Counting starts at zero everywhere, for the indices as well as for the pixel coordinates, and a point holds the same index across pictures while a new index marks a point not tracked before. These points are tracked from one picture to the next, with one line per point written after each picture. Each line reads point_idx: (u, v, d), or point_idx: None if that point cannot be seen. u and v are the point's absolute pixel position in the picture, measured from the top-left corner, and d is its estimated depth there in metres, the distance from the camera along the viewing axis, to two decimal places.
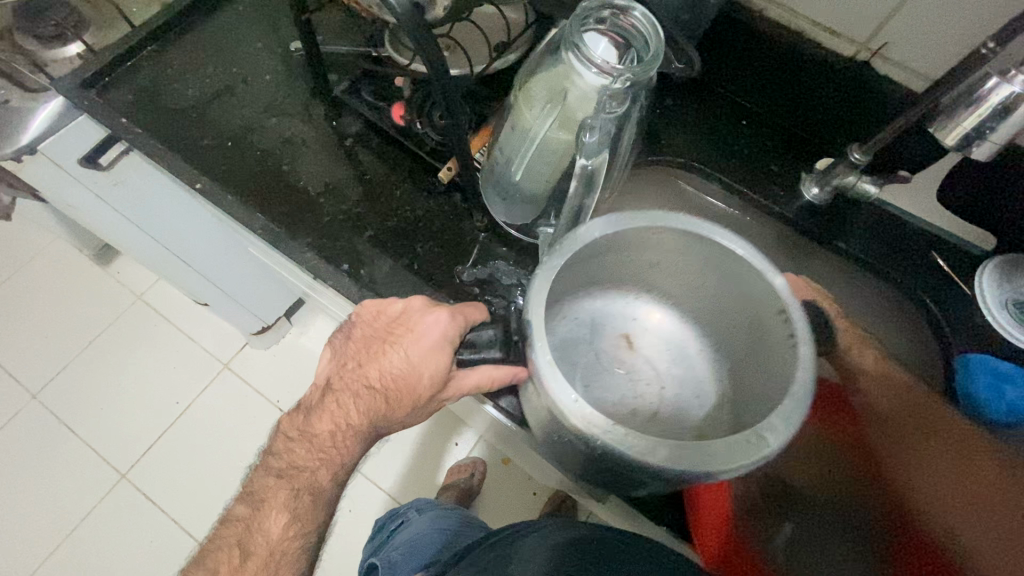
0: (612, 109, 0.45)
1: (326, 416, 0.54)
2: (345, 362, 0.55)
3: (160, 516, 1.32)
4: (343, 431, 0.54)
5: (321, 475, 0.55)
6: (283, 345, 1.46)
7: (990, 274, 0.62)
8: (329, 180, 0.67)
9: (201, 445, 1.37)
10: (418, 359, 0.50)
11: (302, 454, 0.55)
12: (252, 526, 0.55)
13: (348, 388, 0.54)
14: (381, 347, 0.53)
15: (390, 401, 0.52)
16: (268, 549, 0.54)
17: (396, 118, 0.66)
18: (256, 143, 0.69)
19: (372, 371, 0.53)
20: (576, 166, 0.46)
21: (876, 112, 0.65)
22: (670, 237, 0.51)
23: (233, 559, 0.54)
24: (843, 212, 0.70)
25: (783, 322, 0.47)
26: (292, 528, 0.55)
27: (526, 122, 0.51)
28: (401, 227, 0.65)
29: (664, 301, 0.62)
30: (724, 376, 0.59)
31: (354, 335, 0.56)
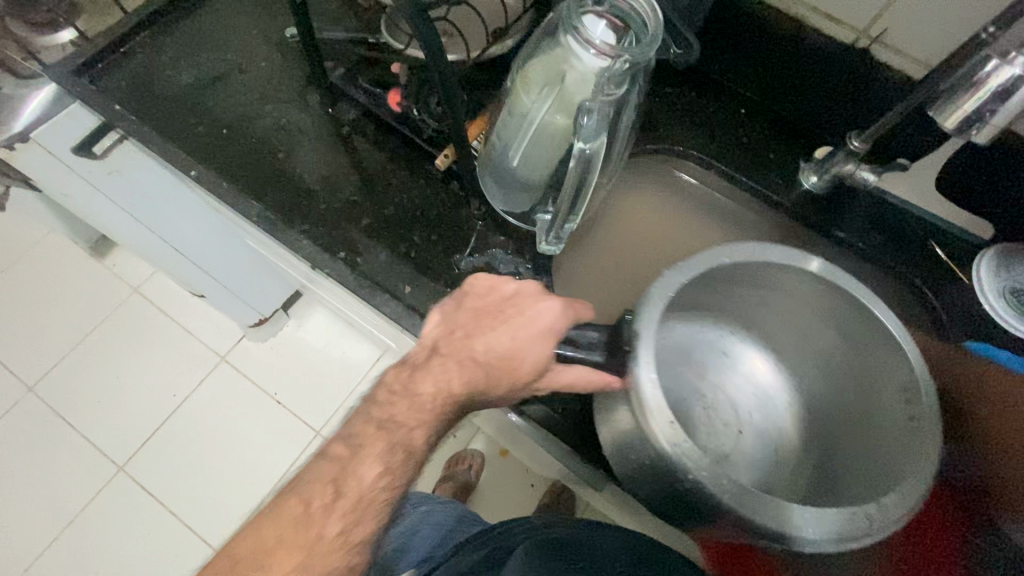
0: (610, 91, 0.45)
1: (427, 377, 0.48)
2: (454, 330, 0.51)
3: (158, 508, 1.32)
4: (444, 395, 0.48)
5: (418, 435, 0.47)
6: (281, 338, 1.46)
7: (987, 262, 0.61)
8: (325, 168, 0.67)
9: (200, 438, 1.37)
10: (524, 341, 0.48)
11: (400, 409, 0.47)
12: (342, 471, 0.45)
13: (452, 356, 0.49)
14: (492, 323, 0.51)
15: (489, 380, 0.48)
16: (359, 499, 0.44)
17: (393, 104, 0.66)
18: (253, 131, 0.68)
19: (479, 346, 0.50)
20: (574, 150, 0.45)
21: (874, 99, 0.65)
22: (796, 279, 0.54)
23: (300, 508, 0.44)
24: (841, 201, 0.70)
25: (907, 387, 0.50)
26: (392, 478, 0.46)
27: (523, 107, 0.50)
28: (399, 216, 0.65)
29: (766, 345, 0.65)
30: (817, 420, 0.62)
31: (465, 305, 0.52)
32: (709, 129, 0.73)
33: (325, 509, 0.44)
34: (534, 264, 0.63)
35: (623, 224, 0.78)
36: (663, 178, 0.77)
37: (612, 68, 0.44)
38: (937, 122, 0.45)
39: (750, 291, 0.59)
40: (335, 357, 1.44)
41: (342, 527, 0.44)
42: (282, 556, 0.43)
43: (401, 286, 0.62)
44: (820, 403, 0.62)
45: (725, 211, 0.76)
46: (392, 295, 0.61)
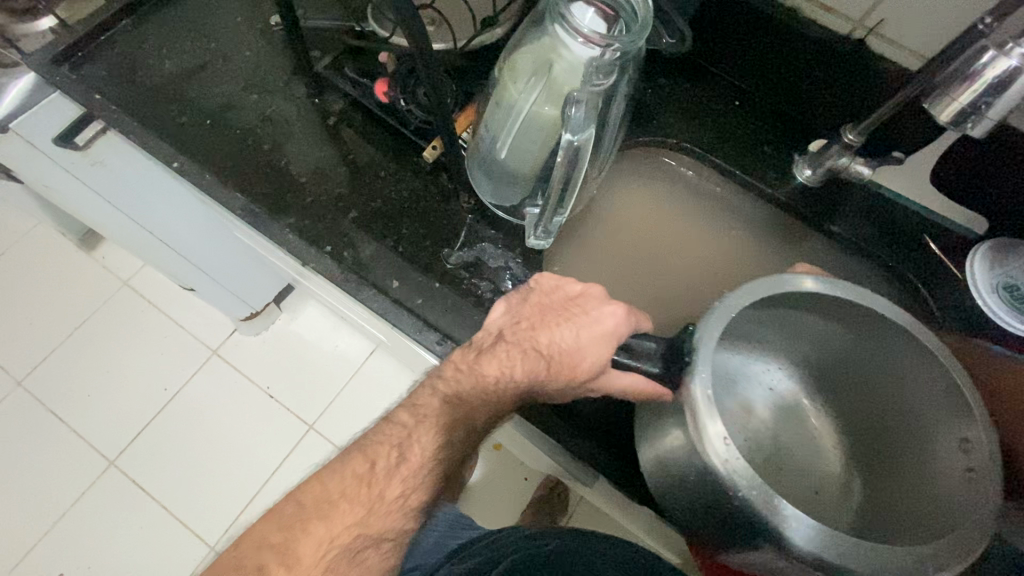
0: (599, 82, 0.44)
1: (491, 357, 0.50)
2: (520, 321, 0.52)
3: (150, 503, 1.31)
4: (506, 380, 0.50)
5: (481, 414, 0.50)
6: (272, 331, 1.45)
7: (980, 258, 0.61)
8: (312, 159, 0.66)
9: (192, 432, 1.36)
10: (587, 342, 0.48)
11: (465, 387, 0.50)
12: (405, 440, 0.50)
13: (517, 345, 0.50)
14: (554, 319, 0.51)
15: (548, 371, 0.49)
16: (416, 468, 0.50)
17: (380, 94, 0.64)
18: (237, 121, 0.67)
19: (542, 338, 0.50)
20: (562, 141, 0.44)
21: (868, 91, 0.64)
22: (853, 313, 0.52)
23: (361, 471, 0.50)
24: (834, 194, 0.69)
25: (966, 439, 0.49)
26: (445, 450, 0.50)
27: (511, 97, 0.49)
28: (387, 209, 0.64)
29: (810, 380, 0.64)
30: (858, 456, 0.61)
31: (530, 300, 0.53)
32: (702, 121, 0.72)
33: (386, 471, 0.50)
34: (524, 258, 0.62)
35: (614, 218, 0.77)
36: (655, 170, 0.76)
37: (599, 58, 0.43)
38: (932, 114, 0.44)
39: (801, 322, 0.57)
40: (328, 351, 1.43)
41: (398, 491, 0.50)
42: (344, 508, 0.49)
43: (389, 280, 0.61)
44: (860, 440, 0.61)
45: (717, 203, 0.76)
46: (378, 290, 0.60)
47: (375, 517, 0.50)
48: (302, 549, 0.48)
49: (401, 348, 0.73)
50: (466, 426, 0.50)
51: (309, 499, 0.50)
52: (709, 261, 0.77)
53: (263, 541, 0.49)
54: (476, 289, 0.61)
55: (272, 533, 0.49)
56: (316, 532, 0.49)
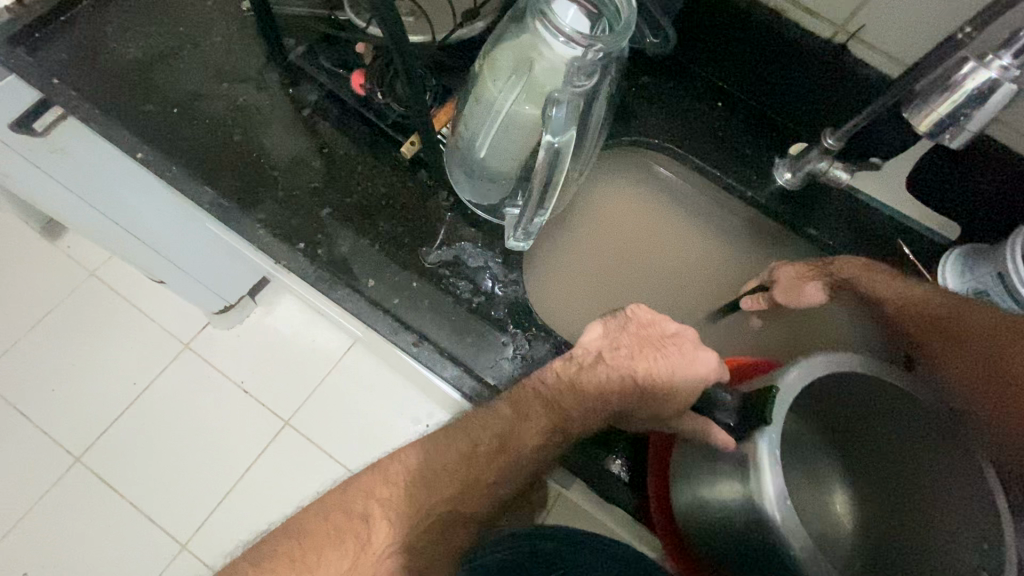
0: (580, 82, 0.43)
1: (592, 376, 0.50)
2: (618, 346, 0.51)
3: (117, 500, 1.28)
4: (603, 402, 0.50)
5: (577, 422, 0.51)
6: (247, 326, 1.41)
7: (953, 266, 0.63)
8: (285, 151, 0.63)
9: (162, 427, 1.33)
10: (682, 380, 0.48)
11: (567, 399, 0.50)
12: (509, 431, 0.50)
13: (613, 370, 0.50)
14: (654, 350, 0.51)
15: (639, 400, 0.49)
16: (515, 460, 0.50)
17: (357, 87, 0.62)
18: (205, 110, 0.64)
19: (641, 370, 0.50)
20: (542, 141, 0.43)
21: (850, 94, 0.64)
22: (892, 391, 0.48)
23: (467, 448, 0.50)
24: (814, 197, 0.69)
25: (983, 538, 0.43)
26: (543, 447, 0.50)
27: (490, 95, 0.48)
28: (363, 205, 0.62)
29: (832, 451, 0.60)
30: (874, 527, 0.56)
31: (630, 329, 0.52)
32: (685, 121, 0.71)
33: (487, 456, 0.50)
34: (504, 257, 0.61)
35: (592, 219, 0.79)
36: (636, 170, 0.77)
37: (581, 58, 0.42)
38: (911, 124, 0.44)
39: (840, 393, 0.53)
40: (305, 346, 1.40)
41: (495, 476, 0.50)
42: (446, 482, 0.50)
43: (365, 278, 0.59)
44: (880, 515, 0.56)
45: (697, 203, 0.77)
46: (353, 289, 0.59)
47: (471, 495, 0.50)
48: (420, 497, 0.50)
49: (378, 345, 0.72)
50: (565, 429, 0.51)
51: (412, 464, 0.51)
52: (681, 259, 0.80)
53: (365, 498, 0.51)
54: (454, 288, 0.60)
55: (364, 488, 0.51)
56: (419, 499, 0.50)
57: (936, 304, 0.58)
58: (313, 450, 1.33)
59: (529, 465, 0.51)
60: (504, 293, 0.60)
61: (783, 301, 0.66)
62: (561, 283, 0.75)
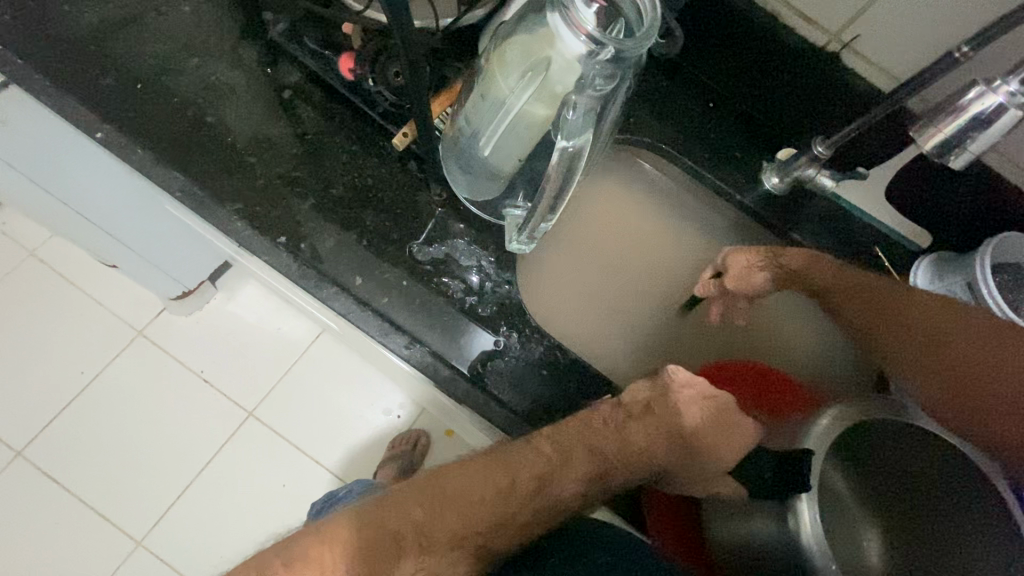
0: (599, 86, 0.42)
1: (639, 427, 0.52)
2: (671, 398, 0.53)
3: (65, 497, 1.20)
4: (645, 454, 0.52)
5: (617, 474, 0.52)
6: (207, 312, 1.33)
7: (924, 270, 0.67)
8: (263, 136, 0.59)
9: (113, 420, 1.25)
10: (725, 439, 0.52)
11: (611, 446, 0.51)
12: (551, 473, 0.50)
13: (661, 424, 0.52)
14: (700, 404, 0.53)
15: (680, 454, 0.52)
16: (553, 502, 0.51)
17: (345, 71, 0.57)
18: (174, 87, 0.58)
19: (688, 426, 0.52)
20: (556, 145, 0.43)
21: (837, 103, 0.65)
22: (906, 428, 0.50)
23: (503, 483, 0.50)
24: (799, 202, 0.70)
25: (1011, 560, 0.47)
26: (582, 491, 0.51)
27: (498, 92, 0.45)
28: (348, 197, 0.59)
29: (871, 496, 0.57)
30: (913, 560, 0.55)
31: (683, 393, 0.53)
32: (678, 120, 0.70)
33: (524, 495, 0.50)
34: (497, 256, 0.60)
35: (591, 228, 0.79)
36: (626, 167, 0.76)
37: (600, 63, 0.41)
38: (916, 143, 0.44)
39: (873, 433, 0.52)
40: (270, 334, 1.33)
41: (530, 518, 0.50)
42: (483, 512, 0.49)
43: (351, 276, 0.56)
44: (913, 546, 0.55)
45: (685, 203, 0.77)
46: (340, 287, 0.56)
47: (500, 533, 0.50)
48: (438, 530, 0.49)
49: (359, 341, 0.69)
50: (604, 477, 0.51)
51: (446, 490, 0.50)
52: (666, 261, 0.80)
53: (402, 517, 0.49)
54: (446, 288, 0.58)
55: None
56: (433, 530, 0.49)
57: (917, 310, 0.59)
58: (280, 442, 1.28)
59: (565, 507, 0.51)
60: (496, 293, 0.59)
61: (732, 287, 0.66)
62: (547, 285, 0.74)
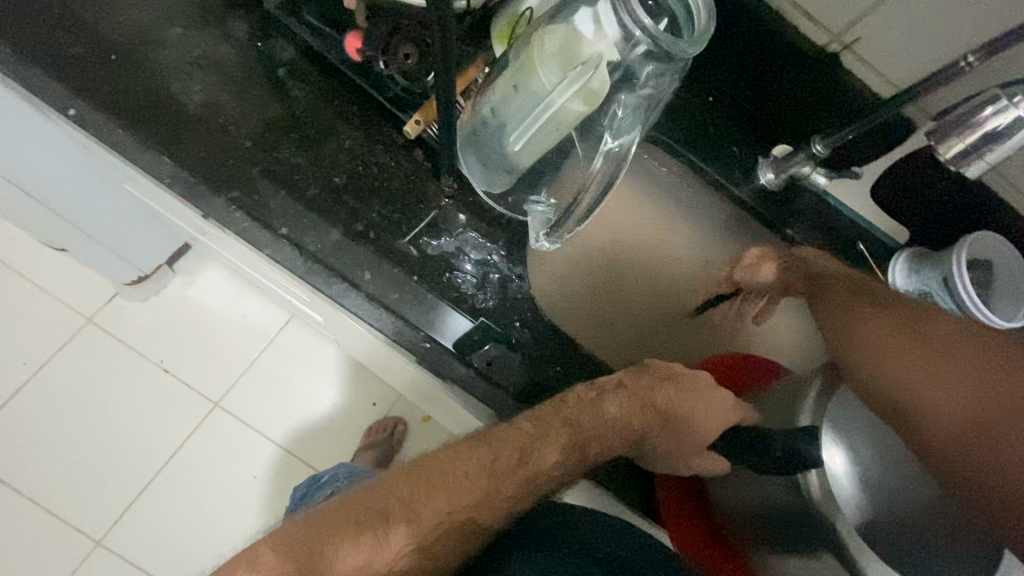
0: (644, 87, 0.44)
1: (613, 400, 0.52)
2: (640, 374, 0.54)
3: (14, 497, 1.12)
4: (623, 424, 0.52)
5: (596, 445, 0.51)
6: (164, 298, 1.24)
7: (901, 265, 0.72)
8: (256, 117, 0.55)
9: (63, 414, 1.16)
10: (700, 413, 0.52)
11: (586, 416, 0.50)
12: (529, 443, 0.48)
13: (631, 394, 0.53)
14: (672, 384, 0.54)
15: (661, 428, 0.52)
16: (534, 475, 0.48)
17: (353, 52, 0.54)
18: (156, 61, 0.53)
19: (660, 399, 0.53)
20: (602, 145, 0.49)
21: (833, 103, 0.67)
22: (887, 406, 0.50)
23: (486, 459, 0.47)
24: (791, 198, 0.72)
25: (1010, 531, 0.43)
26: (560, 462, 0.49)
27: (534, 85, 0.43)
28: (352, 187, 0.56)
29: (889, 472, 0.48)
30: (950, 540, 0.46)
31: (647, 372, 0.55)
32: (681, 114, 0.70)
33: (507, 471, 0.47)
34: (507, 250, 0.58)
35: (590, 224, 0.77)
36: None
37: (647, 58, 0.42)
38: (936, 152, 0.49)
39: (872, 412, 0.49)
40: (236, 320, 1.26)
41: (513, 493, 0.48)
42: (467, 486, 0.46)
43: (359, 271, 0.53)
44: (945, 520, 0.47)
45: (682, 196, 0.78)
46: (348, 283, 0.53)
47: (488, 504, 0.47)
48: (425, 511, 0.45)
49: (357, 335, 0.66)
50: (585, 448, 0.50)
51: (430, 468, 0.47)
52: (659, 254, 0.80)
53: (387, 498, 0.45)
54: (458, 284, 0.56)
55: None
56: (422, 513, 0.45)
57: (932, 326, 0.51)
58: (251, 433, 1.22)
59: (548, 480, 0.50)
60: (508, 288, 0.58)
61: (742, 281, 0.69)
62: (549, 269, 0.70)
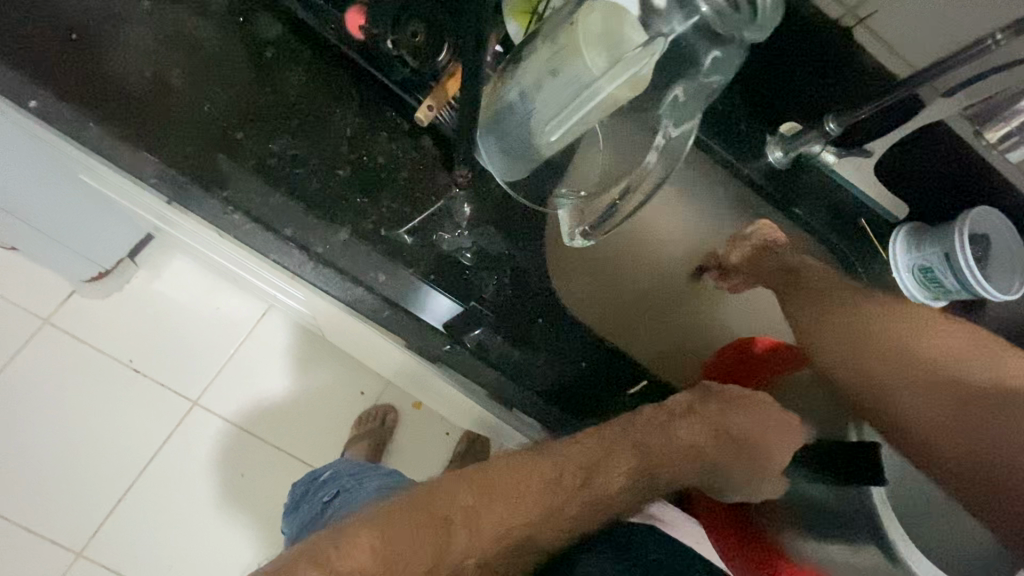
0: (710, 76, 0.45)
1: (683, 425, 0.52)
2: (711, 395, 0.54)
3: None
4: (694, 451, 0.52)
5: (665, 471, 0.51)
6: (129, 293, 1.14)
7: (902, 239, 0.72)
8: (245, 101, 0.49)
9: (26, 424, 1.07)
10: (771, 433, 0.53)
11: (654, 442, 0.50)
12: (596, 465, 0.47)
13: (702, 419, 0.53)
14: (739, 406, 0.54)
15: (728, 450, 0.52)
16: (602, 497, 0.47)
17: (354, 30, 0.49)
18: (125, 43, 0.46)
19: (729, 422, 0.53)
20: (660, 137, 0.48)
21: (846, 80, 0.65)
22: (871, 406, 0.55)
23: (550, 475, 0.46)
24: (799, 178, 0.71)
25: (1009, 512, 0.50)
26: (630, 486, 0.49)
27: (580, 69, 0.40)
28: (357, 179, 0.51)
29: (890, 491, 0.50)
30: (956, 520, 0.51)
31: (715, 397, 0.54)
32: None
33: (572, 487, 0.46)
34: (524, 243, 0.56)
35: None
36: None
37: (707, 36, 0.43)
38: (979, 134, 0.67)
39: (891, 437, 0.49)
40: (210, 314, 1.16)
41: (579, 514, 0.46)
42: (530, 500, 0.45)
43: (373, 273, 0.49)
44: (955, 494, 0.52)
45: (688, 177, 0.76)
46: (363, 287, 0.49)
47: (552, 523, 0.45)
48: (485, 522, 0.43)
49: (363, 335, 0.62)
50: (649, 471, 0.50)
51: (498, 481, 0.45)
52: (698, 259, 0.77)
53: (450, 501, 0.43)
54: (477, 282, 0.53)
55: None
56: (488, 530, 0.43)
57: (900, 341, 0.59)
58: (235, 432, 1.14)
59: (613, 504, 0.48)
60: (528, 284, 0.55)
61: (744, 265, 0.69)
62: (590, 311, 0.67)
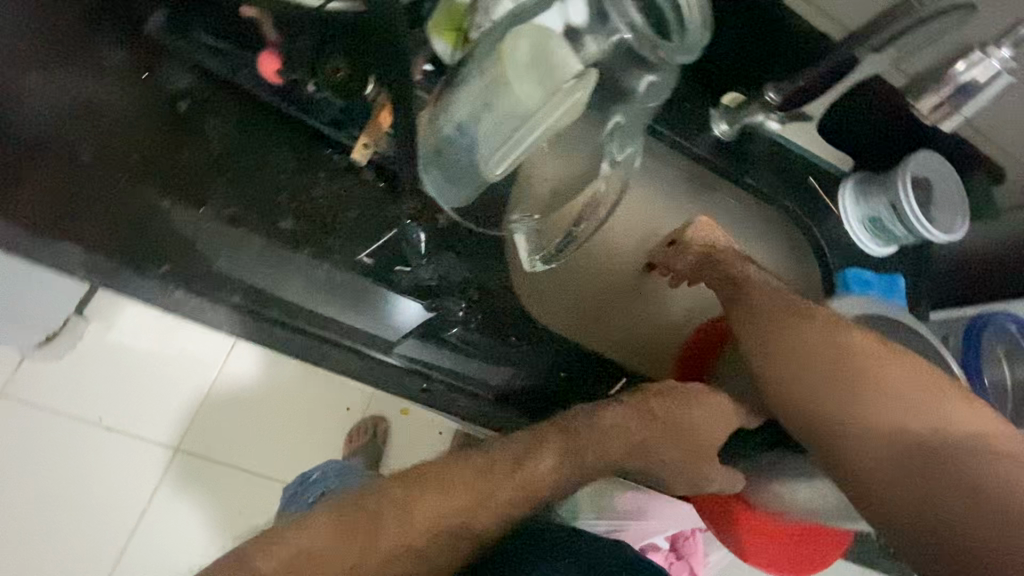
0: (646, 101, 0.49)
1: (613, 412, 0.49)
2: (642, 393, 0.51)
3: None
4: (620, 433, 0.48)
5: (592, 455, 0.47)
6: (81, 348, 0.99)
7: (849, 193, 0.73)
8: (167, 166, 0.46)
9: None
10: (700, 419, 0.51)
11: (584, 430, 0.47)
12: (525, 450, 0.45)
13: (630, 409, 0.50)
14: (669, 395, 0.51)
15: (661, 437, 0.50)
16: (535, 484, 0.44)
17: (270, 74, 0.46)
18: (18, 124, 0.42)
19: (655, 406, 0.50)
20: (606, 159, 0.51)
21: (778, 49, 0.66)
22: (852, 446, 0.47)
23: (482, 462, 0.43)
24: (748, 148, 0.70)
25: None
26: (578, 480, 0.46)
27: (516, 101, 0.41)
28: (303, 230, 0.49)
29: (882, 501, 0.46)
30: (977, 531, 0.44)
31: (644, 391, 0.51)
32: None
33: (505, 471, 0.44)
34: (485, 264, 0.54)
35: None
36: None
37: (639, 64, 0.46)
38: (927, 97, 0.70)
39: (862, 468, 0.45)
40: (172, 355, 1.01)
41: (512, 497, 0.43)
42: (461, 489, 0.42)
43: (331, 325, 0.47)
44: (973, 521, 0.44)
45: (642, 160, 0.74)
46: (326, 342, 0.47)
47: (486, 509, 0.42)
48: (418, 511, 0.40)
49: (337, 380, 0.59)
50: (577, 456, 0.46)
51: (428, 470, 0.42)
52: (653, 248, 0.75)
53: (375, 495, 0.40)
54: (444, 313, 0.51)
55: None
56: (416, 515, 0.40)
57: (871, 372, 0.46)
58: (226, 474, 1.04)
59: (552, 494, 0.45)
60: (491, 304, 0.54)
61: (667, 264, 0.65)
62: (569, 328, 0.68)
